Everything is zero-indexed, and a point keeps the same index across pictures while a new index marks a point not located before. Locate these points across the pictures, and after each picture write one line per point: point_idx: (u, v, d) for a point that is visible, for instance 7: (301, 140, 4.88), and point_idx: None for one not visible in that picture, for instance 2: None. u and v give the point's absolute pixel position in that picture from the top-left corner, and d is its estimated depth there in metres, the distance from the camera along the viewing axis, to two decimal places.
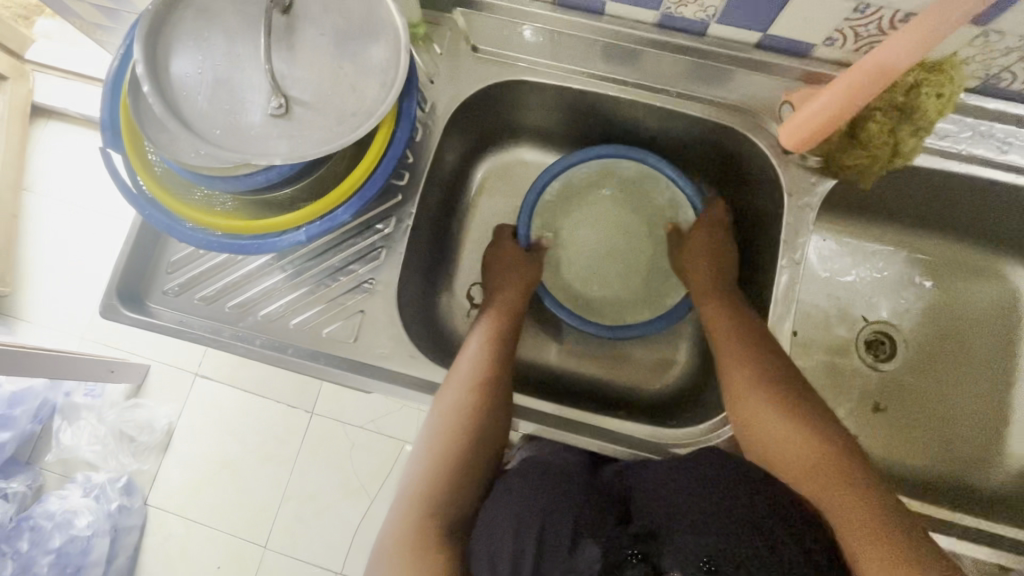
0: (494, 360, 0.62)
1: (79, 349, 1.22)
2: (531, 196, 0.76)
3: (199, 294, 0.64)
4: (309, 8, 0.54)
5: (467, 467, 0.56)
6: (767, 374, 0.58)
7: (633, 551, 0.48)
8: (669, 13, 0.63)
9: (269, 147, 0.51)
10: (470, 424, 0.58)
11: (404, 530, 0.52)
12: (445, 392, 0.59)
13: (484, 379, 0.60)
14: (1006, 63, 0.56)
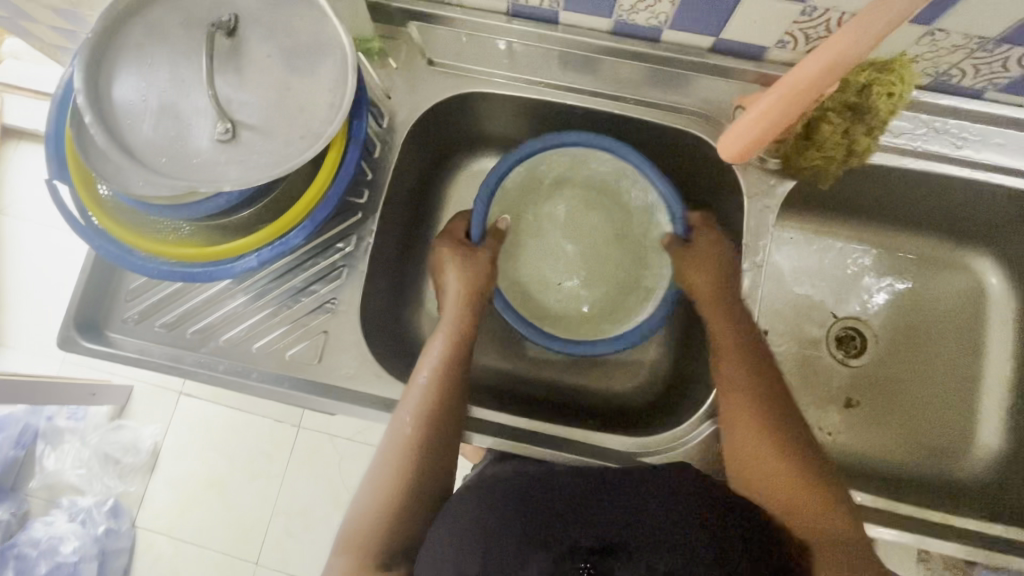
0: (447, 382, 0.60)
1: (58, 373, 1.21)
2: (486, 186, 0.67)
3: (160, 320, 0.63)
4: (254, 30, 0.54)
5: (419, 493, 0.56)
6: (763, 396, 0.58)
7: (584, 564, 0.43)
8: (622, 20, 0.63)
9: (216, 174, 0.51)
10: (418, 439, 0.57)
11: (357, 552, 0.54)
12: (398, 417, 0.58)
13: (432, 390, 0.59)
14: (955, 60, 0.57)
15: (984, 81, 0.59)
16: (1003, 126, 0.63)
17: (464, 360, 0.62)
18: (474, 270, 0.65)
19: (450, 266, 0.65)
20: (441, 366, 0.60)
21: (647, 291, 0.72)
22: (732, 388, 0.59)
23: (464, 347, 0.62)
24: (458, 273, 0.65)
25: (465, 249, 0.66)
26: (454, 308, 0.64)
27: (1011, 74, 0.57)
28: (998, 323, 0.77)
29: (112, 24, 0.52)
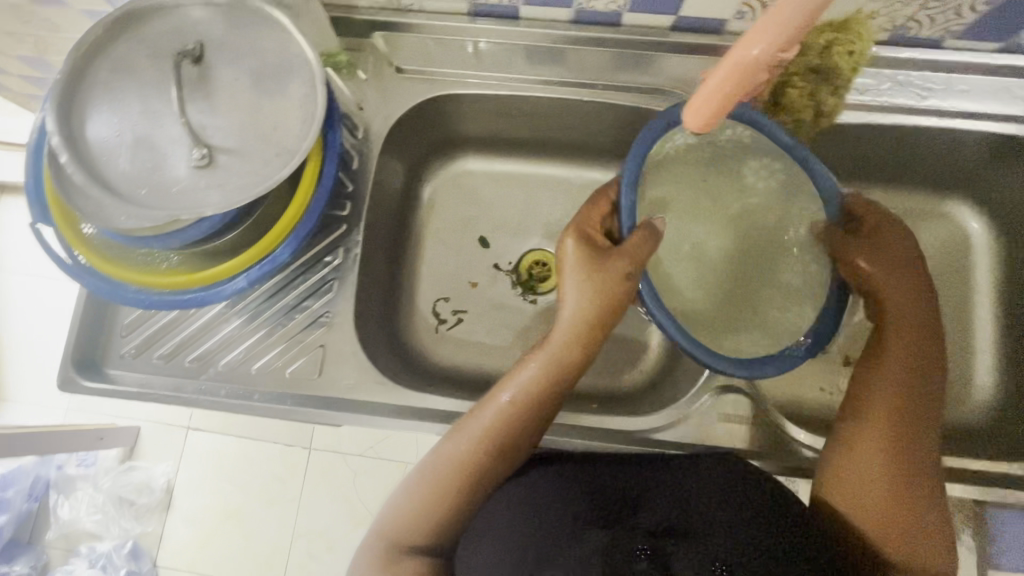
0: (544, 391, 0.58)
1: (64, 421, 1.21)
2: (636, 156, 0.56)
3: (158, 352, 0.64)
4: (221, 54, 0.54)
5: (485, 482, 0.58)
6: (907, 421, 0.54)
7: (643, 547, 0.50)
8: (583, 8, 0.65)
9: (197, 200, 0.51)
10: (511, 439, 0.58)
11: (422, 517, 0.57)
12: (478, 416, 0.58)
13: (540, 399, 0.58)
14: (910, 12, 0.58)
15: (940, 29, 0.60)
16: (965, 72, 0.64)
17: (565, 374, 0.59)
18: (600, 283, 0.57)
19: (572, 270, 0.59)
20: (537, 378, 0.58)
21: (789, 291, 0.63)
22: (875, 404, 0.55)
23: (566, 365, 0.59)
24: (577, 284, 0.58)
25: (596, 254, 0.58)
26: (568, 324, 0.59)
27: (967, 18, 0.58)
28: (982, 265, 0.77)
29: (80, 63, 0.53)
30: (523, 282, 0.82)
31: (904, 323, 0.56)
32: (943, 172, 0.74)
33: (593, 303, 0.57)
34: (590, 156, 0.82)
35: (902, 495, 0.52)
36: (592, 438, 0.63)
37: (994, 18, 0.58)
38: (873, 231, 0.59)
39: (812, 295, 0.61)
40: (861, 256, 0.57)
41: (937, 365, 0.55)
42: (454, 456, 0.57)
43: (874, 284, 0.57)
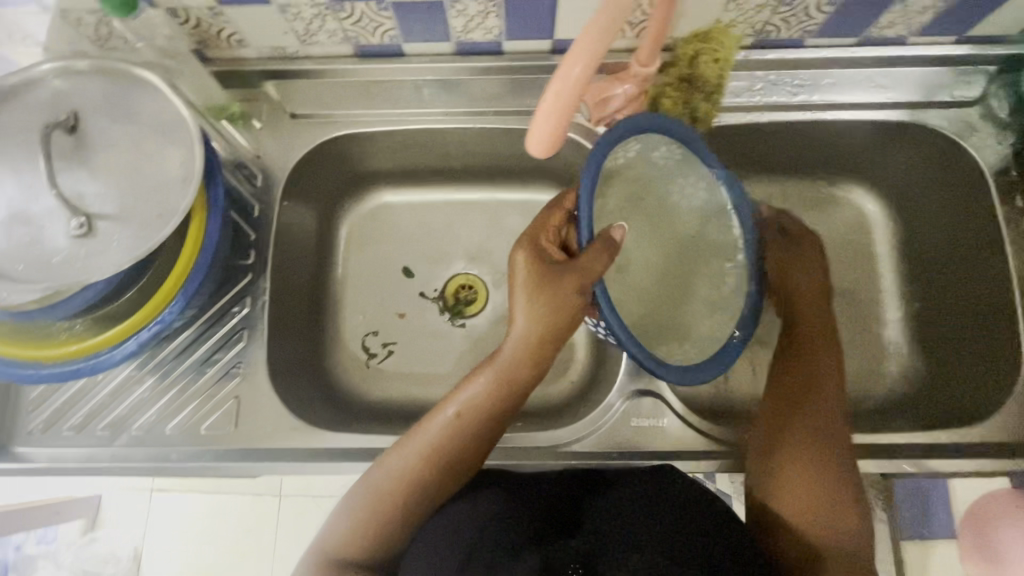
0: (494, 403, 0.57)
1: None
2: (590, 170, 0.53)
3: (68, 424, 0.62)
4: (96, 122, 0.55)
5: (426, 499, 0.56)
6: (817, 405, 0.57)
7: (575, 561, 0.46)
8: (462, 41, 0.66)
9: (78, 270, 0.51)
10: (457, 452, 0.56)
11: (351, 535, 0.55)
12: (425, 428, 0.57)
13: (490, 411, 0.57)
14: (764, 18, 0.61)
15: (798, 31, 0.64)
16: (830, 67, 0.68)
17: (520, 386, 0.58)
18: (553, 300, 0.54)
19: (523, 285, 0.55)
20: (486, 391, 0.57)
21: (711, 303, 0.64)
22: (787, 392, 0.59)
23: (519, 378, 0.57)
24: (528, 300, 0.55)
25: (547, 270, 0.54)
26: (518, 341, 0.56)
27: (818, 18, 0.61)
28: (883, 243, 0.78)
29: None
30: (450, 307, 0.81)
31: (813, 317, 0.63)
32: (833, 159, 0.76)
33: (542, 322, 0.54)
34: (501, 177, 0.83)
35: (820, 478, 0.54)
36: (509, 453, 0.64)
37: (842, 16, 0.61)
38: (785, 235, 0.67)
39: (728, 307, 0.64)
40: (776, 250, 0.66)
41: (837, 356, 0.61)
42: (399, 471, 0.55)
43: (788, 280, 0.65)
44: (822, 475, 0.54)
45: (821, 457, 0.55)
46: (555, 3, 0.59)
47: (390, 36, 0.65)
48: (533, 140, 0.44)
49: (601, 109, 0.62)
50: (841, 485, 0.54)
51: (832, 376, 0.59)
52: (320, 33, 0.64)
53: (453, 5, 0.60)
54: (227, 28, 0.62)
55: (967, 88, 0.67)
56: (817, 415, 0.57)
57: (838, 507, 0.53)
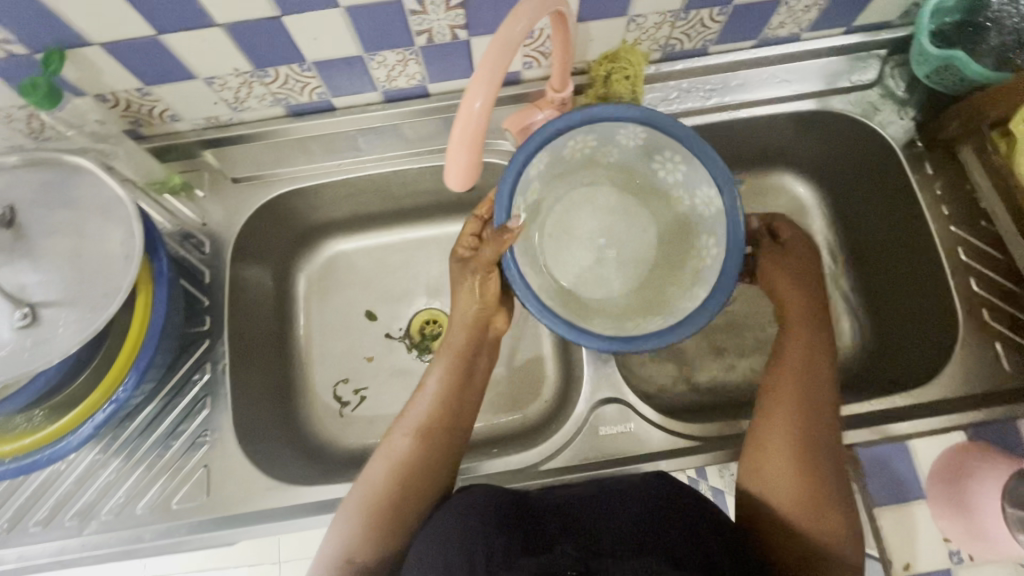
0: (464, 376, 0.63)
1: None
2: (525, 150, 0.57)
3: (34, 520, 0.61)
4: (35, 213, 0.56)
5: (432, 471, 0.57)
6: (812, 412, 0.56)
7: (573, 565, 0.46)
8: (388, 89, 0.69)
9: (24, 360, 0.51)
10: (446, 422, 0.60)
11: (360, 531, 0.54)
12: (411, 411, 0.61)
13: (460, 384, 0.62)
14: (666, 33, 0.66)
15: (699, 41, 0.68)
16: (736, 69, 0.72)
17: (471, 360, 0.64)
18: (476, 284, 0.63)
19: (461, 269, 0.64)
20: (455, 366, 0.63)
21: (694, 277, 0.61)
22: (782, 384, 0.58)
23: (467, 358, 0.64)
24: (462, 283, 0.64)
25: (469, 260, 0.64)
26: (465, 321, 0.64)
27: (714, 28, 0.66)
28: (822, 226, 0.82)
29: None
30: (417, 344, 0.81)
31: (810, 321, 0.62)
32: (756, 152, 0.80)
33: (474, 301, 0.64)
34: (449, 210, 0.85)
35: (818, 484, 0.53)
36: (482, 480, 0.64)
37: (736, 22, 0.66)
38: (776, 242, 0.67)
39: (706, 278, 0.59)
40: (767, 261, 0.66)
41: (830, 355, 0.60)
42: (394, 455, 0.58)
43: (784, 289, 0.64)
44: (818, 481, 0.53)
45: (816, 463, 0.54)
46: (468, 44, 0.62)
47: (318, 93, 0.68)
48: (452, 171, 0.46)
49: (526, 135, 0.66)
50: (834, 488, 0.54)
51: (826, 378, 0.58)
52: (250, 99, 0.67)
53: (373, 58, 0.63)
54: (157, 105, 0.64)
55: (863, 72, 0.72)
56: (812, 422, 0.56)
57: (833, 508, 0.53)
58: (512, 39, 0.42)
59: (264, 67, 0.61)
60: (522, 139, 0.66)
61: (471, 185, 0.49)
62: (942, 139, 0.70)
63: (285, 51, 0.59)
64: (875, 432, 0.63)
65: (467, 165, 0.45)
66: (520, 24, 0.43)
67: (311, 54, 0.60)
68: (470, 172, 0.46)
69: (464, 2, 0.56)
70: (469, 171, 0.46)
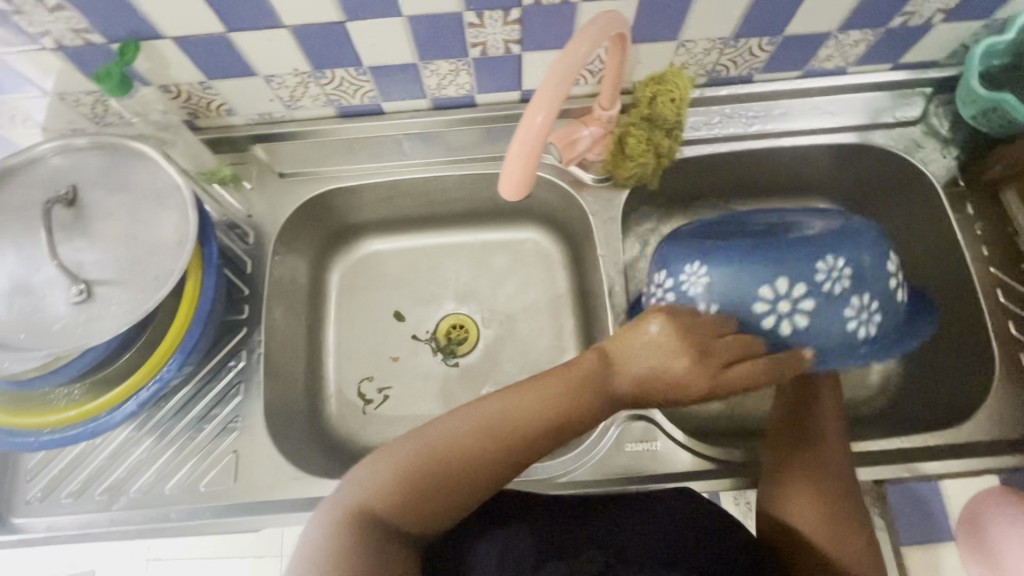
0: (578, 399, 0.54)
1: None
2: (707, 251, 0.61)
3: (65, 491, 0.62)
4: (95, 194, 0.58)
5: (481, 473, 0.51)
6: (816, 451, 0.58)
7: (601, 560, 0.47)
8: (437, 96, 0.71)
9: (78, 335, 0.53)
10: (532, 432, 0.52)
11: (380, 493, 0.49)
12: (483, 405, 0.53)
13: (571, 402, 0.54)
14: (713, 59, 0.67)
15: (745, 69, 0.69)
16: (779, 99, 0.73)
17: (601, 394, 0.54)
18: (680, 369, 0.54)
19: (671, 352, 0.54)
20: (577, 378, 0.54)
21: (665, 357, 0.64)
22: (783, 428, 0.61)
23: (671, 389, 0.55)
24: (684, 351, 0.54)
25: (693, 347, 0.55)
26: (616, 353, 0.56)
27: (762, 56, 0.67)
28: None
29: None
30: (443, 347, 0.82)
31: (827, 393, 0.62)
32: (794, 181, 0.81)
33: (647, 364, 0.55)
34: (482, 219, 0.86)
35: (833, 526, 0.54)
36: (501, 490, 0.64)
37: (784, 52, 0.67)
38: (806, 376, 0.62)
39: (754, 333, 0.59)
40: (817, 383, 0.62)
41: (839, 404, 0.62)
42: (446, 447, 0.51)
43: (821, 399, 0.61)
44: (833, 522, 0.54)
45: (831, 505, 0.55)
46: (519, 59, 0.64)
47: (369, 96, 0.69)
48: (507, 180, 0.47)
49: (570, 150, 0.67)
50: (852, 530, 0.54)
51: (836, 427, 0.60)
52: (304, 98, 0.69)
53: (426, 66, 0.65)
54: (216, 99, 0.67)
55: (908, 108, 0.73)
56: (828, 469, 0.57)
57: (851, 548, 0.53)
58: (576, 61, 0.44)
59: (322, 69, 0.63)
60: (567, 153, 0.68)
61: (522, 196, 0.50)
62: (987, 180, 0.71)
63: (344, 55, 0.61)
64: (901, 469, 0.62)
65: (521, 178, 0.47)
66: (585, 49, 0.45)
67: (368, 59, 0.62)
68: (523, 185, 0.47)
69: (521, 18, 0.58)
70: (521, 181, 0.47)
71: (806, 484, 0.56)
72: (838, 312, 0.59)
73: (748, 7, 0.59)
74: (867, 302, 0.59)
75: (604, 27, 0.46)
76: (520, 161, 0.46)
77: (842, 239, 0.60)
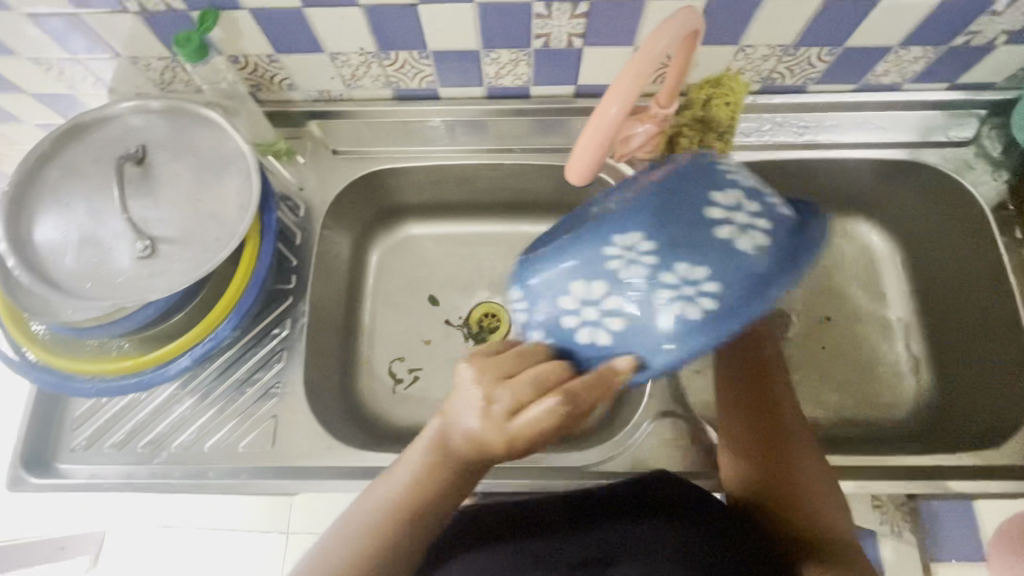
0: (449, 465, 0.48)
1: (41, 532, 1.22)
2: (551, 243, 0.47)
3: (109, 442, 0.64)
4: (162, 154, 0.60)
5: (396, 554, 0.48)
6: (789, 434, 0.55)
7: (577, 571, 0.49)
8: (493, 85, 0.72)
9: (141, 288, 0.54)
10: (427, 501, 0.48)
11: None
12: (384, 484, 0.50)
13: (451, 463, 0.48)
14: (771, 67, 0.68)
15: (801, 78, 0.70)
16: (831, 110, 0.73)
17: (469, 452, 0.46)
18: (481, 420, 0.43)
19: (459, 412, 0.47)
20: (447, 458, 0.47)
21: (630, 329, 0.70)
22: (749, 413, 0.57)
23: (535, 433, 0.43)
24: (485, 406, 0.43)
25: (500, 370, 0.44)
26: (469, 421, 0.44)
27: (820, 67, 0.68)
28: (892, 278, 0.82)
29: (29, 173, 0.58)
30: (476, 334, 0.83)
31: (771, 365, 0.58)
32: (836, 195, 0.81)
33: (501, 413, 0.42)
34: (523, 210, 0.87)
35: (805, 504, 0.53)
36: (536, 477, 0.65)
37: (842, 64, 0.67)
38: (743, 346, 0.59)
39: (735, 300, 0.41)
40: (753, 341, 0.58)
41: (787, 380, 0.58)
42: (354, 544, 0.48)
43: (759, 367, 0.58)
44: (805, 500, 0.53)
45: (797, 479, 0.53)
46: (580, 53, 0.65)
47: (428, 81, 0.71)
48: (575, 163, 0.49)
49: (624, 145, 0.64)
50: (822, 500, 0.53)
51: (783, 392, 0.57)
52: (365, 78, 0.70)
53: (488, 54, 0.66)
54: (280, 73, 0.69)
55: (961, 129, 0.73)
56: (788, 441, 0.55)
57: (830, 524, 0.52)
58: (653, 55, 0.46)
59: (387, 49, 0.65)
60: (619, 149, 0.66)
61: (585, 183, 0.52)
62: None
63: (410, 37, 0.63)
64: (933, 486, 0.62)
65: (587, 166, 0.48)
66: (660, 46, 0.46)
67: (433, 43, 0.64)
68: (587, 170, 0.49)
69: (589, 11, 0.59)
70: (588, 168, 0.49)
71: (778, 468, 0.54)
72: (666, 281, 0.40)
73: (814, 15, 0.59)
74: (755, 212, 0.42)
75: (680, 26, 0.48)
76: (588, 151, 0.47)
77: (640, 205, 0.42)
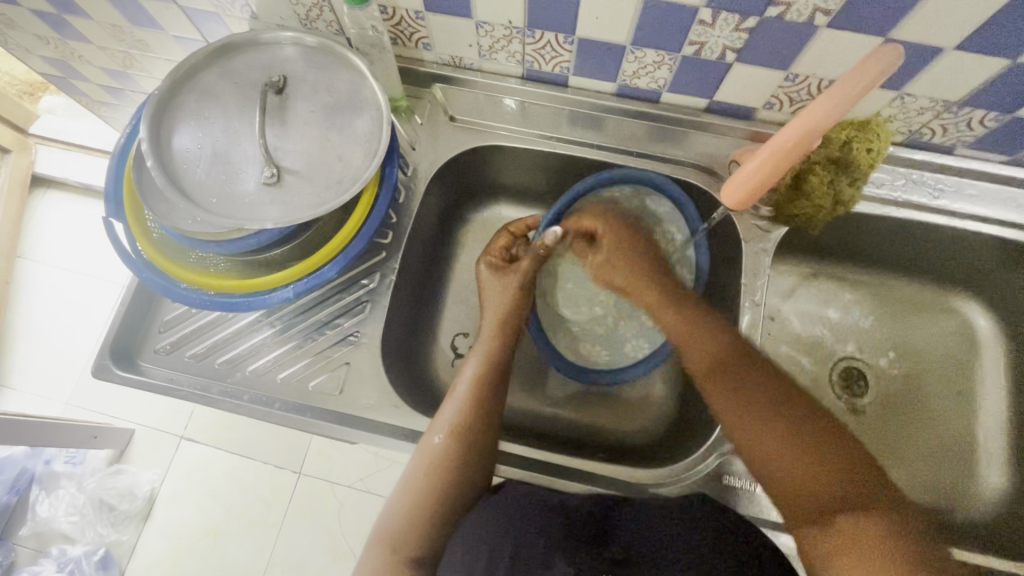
0: (484, 389, 0.62)
1: (86, 414, 1.32)
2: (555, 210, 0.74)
3: (191, 351, 0.67)
4: (301, 89, 0.61)
5: (464, 491, 0.58)
6: (762, 391, 0.54)
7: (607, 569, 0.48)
8: (625, 84, 0.71)
9: (260, 213, 0.56)
10: (475, 428, 0.59)
11: (401, 521, 0.57)
12: (438, 420, 0.61)
13: (485, 385, 0.62)
14: (924, 120, 0.64)
15: (952, 139, 0.66)
16: (973, 178, 0.69)
17: (498, 369, 0.64)
18: (500, 295, 0.68)
19: (490, 313, 0.67)
20: (471, 376, 0.63)
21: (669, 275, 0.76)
22: (716, 368, 0.57)
23: (511, 325, 0.67)
24: (499, 309, 0.67)
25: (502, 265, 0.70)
26: (490, 324, 0.67)
27: (977, 131, 0.63)
28: (991, 367, 0.78)
29: (176, 81, 0.60)
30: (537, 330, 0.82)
31: (680, 300, 0.63)
32: (949, 268, 0.77)
33: (491, 307, 0.68)
34: None
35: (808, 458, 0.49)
36: (583, 483, 0.64)
37: (1001, 134, 0.63)
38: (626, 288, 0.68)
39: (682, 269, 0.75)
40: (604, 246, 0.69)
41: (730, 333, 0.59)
42: (422, 468, 0.58)
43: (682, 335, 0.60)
44: (805, 443, 0.50)
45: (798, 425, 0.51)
46: (729, 68, 0.63)
47: (562, 67, 0.70)
48: (731, 192, 0.56)
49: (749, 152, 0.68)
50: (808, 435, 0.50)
51: (763, 386, 0.54)
52: (501, 52, 0.69)
53: (633, 52, 0.64)
54: (421, 31, 0.68)
55: None
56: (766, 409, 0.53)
57: (851, 476, 0.48)
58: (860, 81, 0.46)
59: (534, 29, 0.63)
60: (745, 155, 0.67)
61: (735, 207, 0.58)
62: None
63: (562, 21, 0.61)
64: None
65: (743, 195, 0.55)
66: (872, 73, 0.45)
67: (584, 31, 0.62)
68: (744, 198, 0.56)
69: (755, 28, 0.56)
70: (742, 199, 0.56)
71: (771, 432, 0.52)
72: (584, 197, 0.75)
73: (995, 77, 0.55)
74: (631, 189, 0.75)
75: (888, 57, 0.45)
76: (748, 182, 0.54)
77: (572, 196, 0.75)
